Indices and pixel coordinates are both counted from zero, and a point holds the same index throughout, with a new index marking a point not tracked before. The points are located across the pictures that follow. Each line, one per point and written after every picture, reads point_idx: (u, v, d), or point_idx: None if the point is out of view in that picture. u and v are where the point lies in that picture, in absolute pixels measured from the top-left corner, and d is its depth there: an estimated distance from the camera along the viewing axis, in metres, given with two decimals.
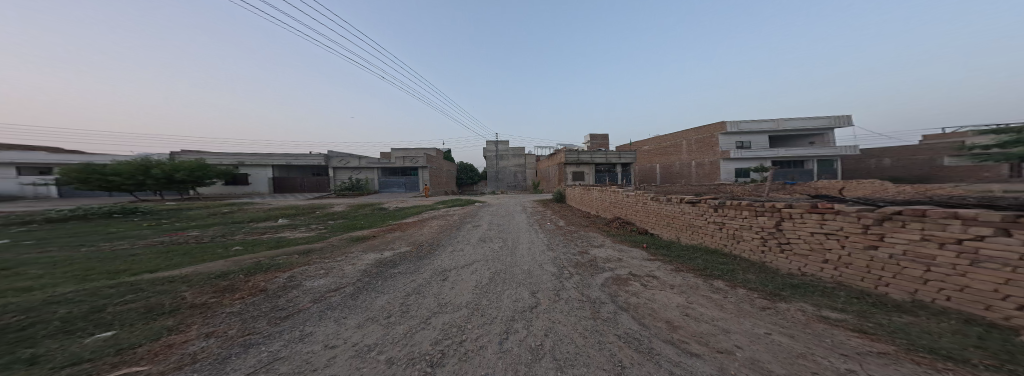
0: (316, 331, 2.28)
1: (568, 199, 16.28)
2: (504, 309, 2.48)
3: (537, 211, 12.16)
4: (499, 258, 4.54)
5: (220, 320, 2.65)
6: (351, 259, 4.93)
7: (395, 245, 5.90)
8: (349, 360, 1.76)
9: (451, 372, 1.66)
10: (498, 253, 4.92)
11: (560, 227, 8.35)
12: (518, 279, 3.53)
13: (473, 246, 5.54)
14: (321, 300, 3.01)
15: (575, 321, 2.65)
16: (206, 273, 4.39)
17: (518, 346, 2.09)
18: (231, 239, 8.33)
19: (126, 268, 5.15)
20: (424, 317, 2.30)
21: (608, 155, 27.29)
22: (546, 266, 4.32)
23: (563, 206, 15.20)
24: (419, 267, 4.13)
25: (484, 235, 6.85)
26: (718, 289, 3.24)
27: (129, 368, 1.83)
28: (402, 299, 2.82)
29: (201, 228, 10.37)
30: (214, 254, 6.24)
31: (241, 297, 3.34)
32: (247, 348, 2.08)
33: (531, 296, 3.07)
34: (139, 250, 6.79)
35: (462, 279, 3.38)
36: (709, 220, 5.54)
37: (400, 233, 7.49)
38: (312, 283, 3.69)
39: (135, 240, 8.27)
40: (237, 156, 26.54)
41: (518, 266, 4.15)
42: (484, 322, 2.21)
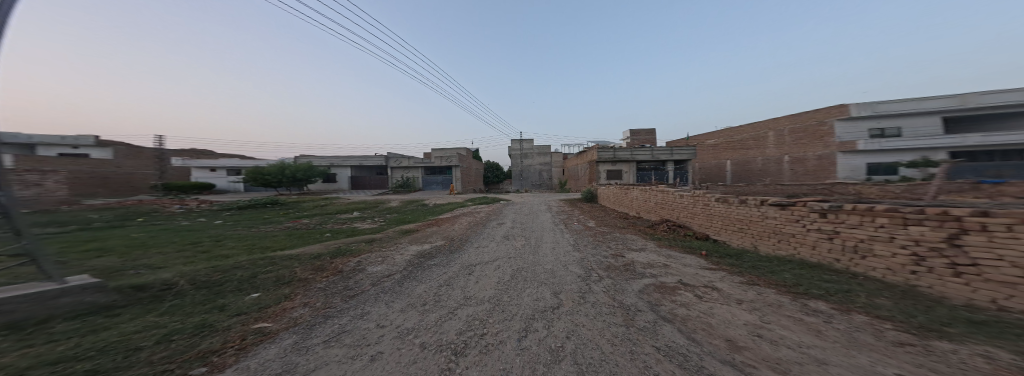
0: (367, 312, 2.53)
1: (601, 199, 15.66)
2: (524, 307, 2.49)
3: (566, 210, 11.86)
4: (526, 257, 4.56)
5: (314, 293, 3.12)
6: (399, 249, 5.44)
7: (432, 239, 6.33)
8: (390, 340, 1.93)
9: (472, 363, 1.74)
10: (526, 252, 4.91)
11: (590, 227, 8.06)
12: (543, 279, 3.51)
13: (498, 244, 5.59)
14: (370, 285, 3.35)
15: (606, 325, 2.57)
16: (308, 253, 5.24)
17: (537, 346, 2.10)
18: (328, 226, 9.85)
19: (276, 244, 6.61)
20: (450, 308, 2.42)
21: (655, 152, 25.65)
22: (573, 268, 4.23)
23: (595, 206, 14.71)
24: (451, 261, 4.36)
25: (508, 232, 7.02)
26: (815, 311, 2.69)
27: (261, 323, 2.36)
28: (436, 290, 3.00)
29: (313, 216, 12.55)
30: (315, 237, 7.53)
31: (326, 275, 3.88)
32: (325, 318, 2.43)
33: (555, 297, 3.05)
34: (279, 232, 8.66)
35: (486, 274, 3.50)
36: (810, 227, 4.57)
37: (442, 228, 7.90)
38: (373, 268, 4.12)
39: (277, 224, 10.51)
40: (330, 158, 30.32)
41: (546, 266, 4.07)
42: (508, 317, 2.28)
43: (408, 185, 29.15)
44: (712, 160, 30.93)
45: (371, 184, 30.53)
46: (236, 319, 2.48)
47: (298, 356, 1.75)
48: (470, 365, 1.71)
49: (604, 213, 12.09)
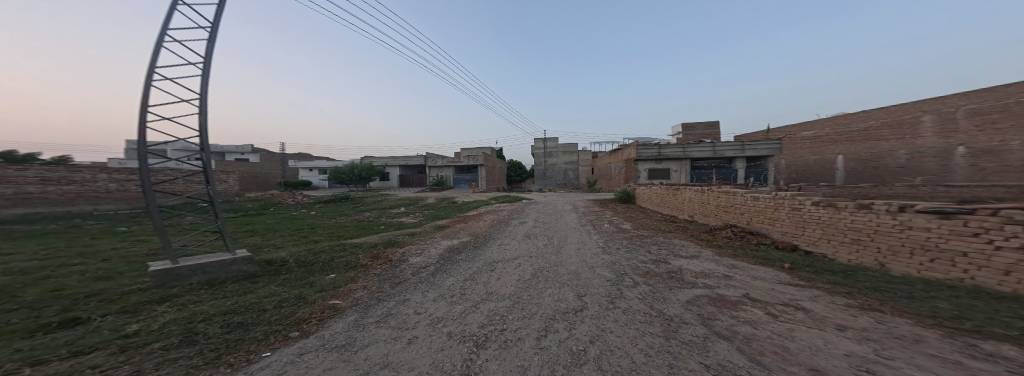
0: (406, 300, 2.73)
1: (642, 201, 14.52)
2: (545, 306, 2.48)
3: (597, 211, 11.28)
4: (551, 257, 4.49)
5: (369, 278, 3.51)
6: (432, 243, 5.82)
7: (460, 235, 6.66)
8: (425, 326, 2.06)
9: (491, 357, 1.78)
10: (552, 252, 4.81)
11: (626, 230, 7.61)
12: (569, 280, 3.46)
13: (510, 243, 5.58)
14: (407, 275, 3.61)
15: (639, 334, 2.42)
16: (367, 243, 5.87)
17: (558, 346, 2.09)
18: (384, 219, 11.04)
19: (344, 233, 7.66)
20: (474, 302, 2.52)
21: (716, 147, 23.54)
22: (602, 271, 4.06)
23: (637, 208, 13.78)
24: (474, 256, 4.52)
25: (531, 230, 7.15)
26: (993, 356, 1.71)
27: (331, 300, 2.74)
28: (463, 283, 3.14)
29: (372, 210, 14.20)
30: (374, 229, 8.49)
31: (380, 263, 4.32)
32: (377, 300, 2.71)
33: (580, 299, 2.99)
34: (349, 222, 10.05)
35: (507, 272, 3.56)
36: (1003, 244, 2.98)
37: (481, 225, 8.11)
38: (413, 259, 4.47)
39: (348, 215, 12.24)
40: (385, 159, 33.29)
41: (574, 268, 3.95)
42: (528, 314, 2.30)
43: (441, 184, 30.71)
44: (811, 155, 21.41)
45: (409, 182, 33.08)
46: (320, 294, 2.94)
47: (354, 333, 1.97)
48: (490, 358, 1.75)
49: (645, 214, 11.22)
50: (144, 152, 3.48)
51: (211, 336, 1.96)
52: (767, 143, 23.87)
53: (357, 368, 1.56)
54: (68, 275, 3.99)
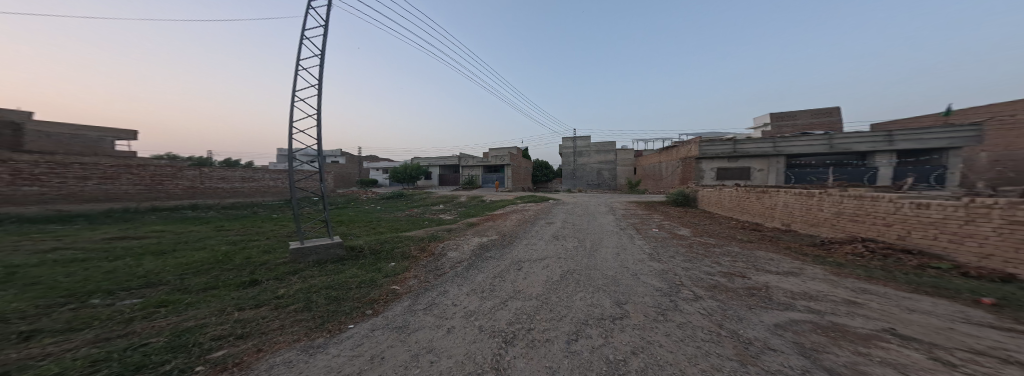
0: (444, 292, 2.90)
1: (708, 204, 12.60)
2: (577, 310, 2.39)
3: (643, 214, 10.24)
4: (588, 260, 4.26)
5: (420, 268, 3.87)
6: (463, 240, 6.07)
7: (489, 233, 6.85)
8: (461, 319, 2.17)
9: (519, 354, 1.80)
10: (588, 256, 4.56)
11: (682, 236, 6.76)
12: (611, 286, 3.24)
13: (535, 243, 5.52)
14: (444, 269, 3.85)
15: (699, 352, 2.10)
16: (416, 237, 6.48)
17: (590, 352, 1.99)
18: (434, 215, 12.07)
19: (400, 226, 8.63)
20: (503, 299, 2.57)
21: (849, 137, 17.92)
22: (652, 280, 3.69)
23: (701, 212, 12.05)
24: (503, 254, 4.60)
25: (560, 230, 7.03)
26: None
27: (392, 285, 3.12)
28: (492, 280, 3.24)
29: (422, 206, 15.66)
30: (425, 223, 9.30)
31: (424, 256, 4.69)
32: (424, 289, 2.97)
33: (619, 307, 2.78)
34: (404, 217, 11.29)
35: (534, 272, 3.53)
36: None
37: (521, 224, 8.01)
38: (450, 254, 4.75)
39: (405, 210, 13.81)
40: (429, 159, 36.36)
41: (613, 274, 3.70)
42: (561, 318, 2.25)
43: (471, 182, 31.80)
44: None
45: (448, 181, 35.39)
46: (386, 279, 3.37)
47: (407, 317, 2.19)
48: (517, 356, 1.77)
49: (707, 220, 9.66)
50: (292, 157, 4.62)
51: (314, 306, 2.43)
52: (943, 129, 16.42)
53: (404, 353, 1.75)
54: (253, 247, 5.55)
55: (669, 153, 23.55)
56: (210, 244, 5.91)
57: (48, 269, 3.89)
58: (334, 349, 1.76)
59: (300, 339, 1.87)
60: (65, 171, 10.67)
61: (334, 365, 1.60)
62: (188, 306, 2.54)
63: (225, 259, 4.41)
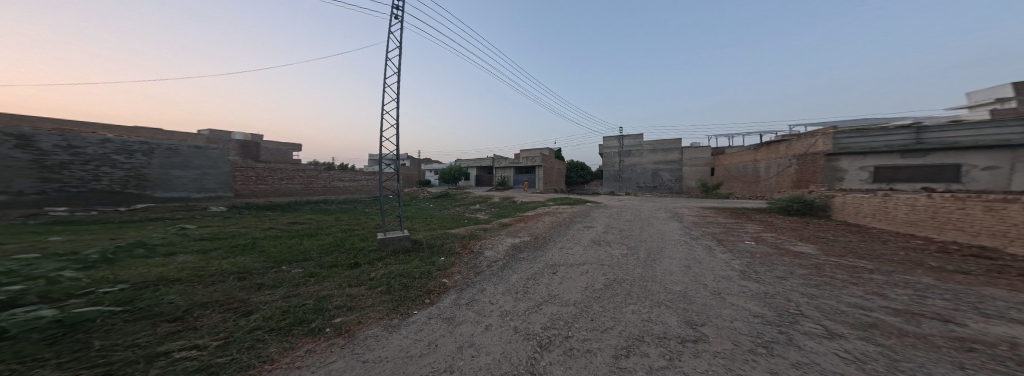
0: (481, 291, 2.99)
1: (844, 212, 9.03)
2: (627, 324, 2.14)
3: (724, 223, 8.22)
4: (647, 271, 3.62)
5: (463, 266, 4.06)
6: (497, 239, 5.99)
7: (521, 234, 6.68)
8: (497, 317, 2.26)
9: (556, 360, 1.74)
10: (645, 267, 3.84)
11: (803, 254, 4.98)
12: (680, 300, 2.61)
13: (567, 247, 5.13)
14: (480, 267, 3.95)
15: None
16: (459, 234, 6.83)
17: (642, 370, 1.71)
18: (472, 214, 12.65)
19: (443, 223, 9.39)
20: (537, 303, 2.51)
21: None
22: (750, 307, 2.66)
23: (833, 222, 8.75)
24: (536, 257, 4.45)
25: (601, 234, 6.40)
26: None
27: (440, 279, 3.40)
28: (527, 281, 3.19)
29: (463, 205, 16.79)
30: (461, 222, 9.88)
31: (463, 253, 4.85)
32: (465, 286, 3.16)
33: (692, 329, 2.17)
34: (446, 215, 12.25)
35: (572, 277, 3.28)
36: None
37: (562, 227, 7.47)
38: (487, 253, 4.79)
39: (452, 209, 15.02)
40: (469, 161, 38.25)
41: (684, 287, 3.03)
42: (606, 330, 2.06)
43: (503, 183, 32.13)
44: None
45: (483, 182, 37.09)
46: (435, 272, 3.67)
47: (454, 310, 2.42)
48: (554, 362, 1.72)
49: (842, 234, 6.93)
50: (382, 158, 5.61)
51: (392, 290, 2.95)
52: None
53: (450, 343, 1.95)
54: (352, 235, 6.96)
55: (773, 151, 18.13)
56: (327, 231, 7.71)
57: (271, 241, 5.97)
58: (403, 332, 2.10)
59: (380, 317, 2.31)
60: (276, 174, 15.64)
61: (399, 346, 1.95)
62: (321, 278, 3.42)
63: (340, 244, 5.70)
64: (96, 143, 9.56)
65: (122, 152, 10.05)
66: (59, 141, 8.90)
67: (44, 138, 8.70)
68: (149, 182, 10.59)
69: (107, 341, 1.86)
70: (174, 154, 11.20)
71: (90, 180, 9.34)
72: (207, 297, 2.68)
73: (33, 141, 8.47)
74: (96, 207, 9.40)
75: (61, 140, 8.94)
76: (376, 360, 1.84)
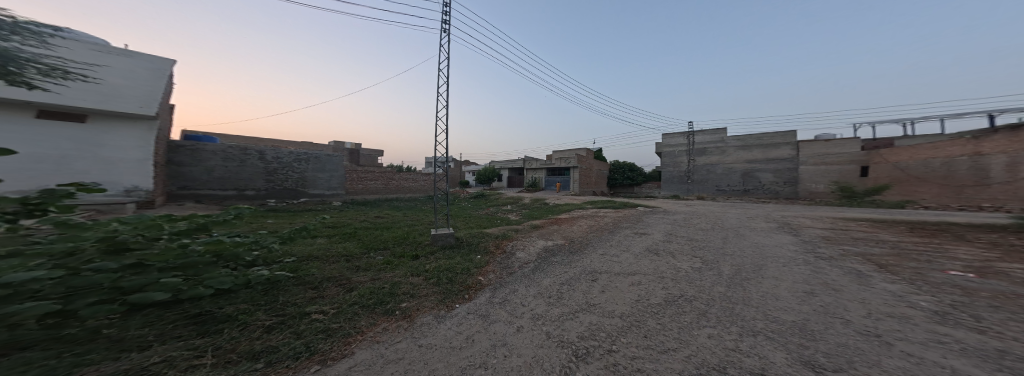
0: (512, 292, 2.93)
1: None
2: (699, 347, 1.66)
3: (893, 243, 5.22)
4: (740, 293, 2.63)
5: (499, 265, 3.98)
6: (528, 241, 5.57)
7: (554, 236, 6.09)
8: (528, 319, 2.20)
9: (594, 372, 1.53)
10: (735, 288, 2.78)
11: None
12: (795, 334, 1.80)
13: (611, 255, 4.37)
14: (512, 268, 3.83)
15: None
16: (492, 232, 6.70)
17: None
18: (503, 215, 12.37)
19: (476, 222, 9.56)
20: (574, 310, 2.29)
21: None
22: (970, 366, 1.45)
23: None
24: (573, 262, 4.00)
25: (651, 242, 5.38)
26: None
27: (478, 276, 3.49)
28: (559, 286, 2.93)
29: (500, 205, 16.88)
30: (491, 221, 9.82)
31: (497, 252, 4.74)
32: (501, 285, 3.15)
33: (814, 372, 1.38)
34: (482, 215, 12.32)
35: (617, 287, 2.80)
36: None
37: (609, 233, 6.42)
38: (519, 254, 4.55)
39: (491, 209, 15.16)
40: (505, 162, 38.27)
41: (804, 318, 2.06)
42: (665, 351, 1.65)
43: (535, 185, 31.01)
44: None
45: (514, 183, 36.72)
46: (473, 269, 3.77)
47: (489, 307, 2.50)
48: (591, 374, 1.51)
49: None
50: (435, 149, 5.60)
51: (440, 282, 3.27)
52: None
53: (485, 341, 2.01)
54: (410, 227, 7.80)
55: None
56: (399, 224, 8.47)
57: (368, 231, 7.08)
58: (448, 323, 2.31)
59: (432, 308, 2.63)
60: (366, 175, 17.42)
61: (445, 336, 2.15)
62: (392, 265, 4.09)
63: (408, 234, 6.39)
64: (288, 155, 13.60)
65: (298, 161, 13.92)
66: (273, 154, 13.03)
67: (269, 152, 12.96)
68: (307, 181, 14.22)
69: (284, 298, 2.96)
70: (317, 160, 14.53)
71: (285, 179, 13.37)
72: (330, 273, 3.71)
73: (264, 154, 12.76)
74: (287, 199, 13.46)
75: (278, 154, 13.19)
76: (428, 346, 2.08)
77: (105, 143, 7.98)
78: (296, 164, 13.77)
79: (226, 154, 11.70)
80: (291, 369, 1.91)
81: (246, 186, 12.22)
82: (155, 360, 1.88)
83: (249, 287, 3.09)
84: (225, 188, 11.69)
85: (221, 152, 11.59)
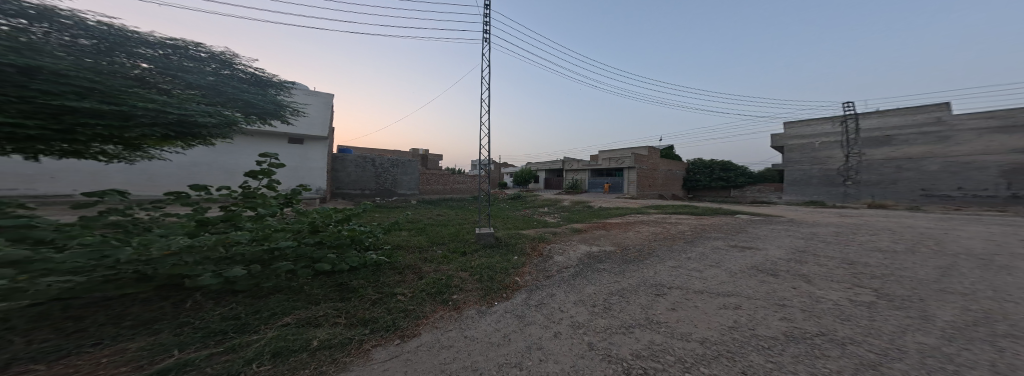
0: (551, 295, 2.91)
1: None
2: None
3: None
4: (993, 356, 1.47)
5: (538, 268, 3.99)
6: (573, 245, 5.51)
7: (602, 242, 5.88)
8: (568, 326, 2.14)
9: None
10: (972, 346, 1.59)
11: None
12: None
13: (684, 271, 3.79)
14: (550, 271, 3.87)
15: None
16: (550, 231, 7.02)
17: None
18: (538, 217, 11.94)
19: (509, 221, 9.57)
20: (627, 324, 2.07)
21: None
22: None
23: None
24: (627, 270, 3.81)
25: (744, 263, 4.26)
26: None
27: (518, 275, 3.67)
28: (607, 296, 2.77)
29: (543, 207, 16.45)
30: (527, 222, 9.54)
31: (533, 254, 4.75)
32: (534, 288, 3.18)
33: None
34: (518, 215, 12.04)
35: (696, 308, 2.40)
36: None
37: (662, 244, 5.75)
38: (557, 258, 4.53)
39: (534, 210, 15.08)
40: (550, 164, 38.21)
41: None
42: None
43: (575, 185, 30.54)
44: None
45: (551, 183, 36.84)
46: (511, 268, 3.95)
47: (526, 309, 2.54)
48: None
49: None
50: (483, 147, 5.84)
51: (482, 279, 3.44)
52: None
53: (521, 342, 1.99)
54: (458, 223, 8.61)
55: None
56: (453, 221, 9.29)
57: (423, 226, 7.93)
58: (488, 319, 2.43)
59: (476, 303, 2.81)
60: (438, 179, 20.24)
61: (486, 331, 2.21)
62: (453, 257, 4.57)
63: (459, 232, 6.76)
64: (386, 160, 17.19)
65: (393, 165, 17.42)
66: (382, 161, 17.06)
67: (379, 160, 17.04)
68: (398, 182, 17.64)
69: (384, 278, 3.75)
70: (403, 165, 17.74)
71: (386, 181, 17.21)
72: (413, 263, 4.40)
73: (374, 161, 16.88)
74: (385, 197, 17.13)
75: (383, 162, 17.10)
76: (471, 338, 2.15)
77: (306, 158, 13.55)
78: (390, 169, 17.27)
79: (358, 162, 16.56)
80: (383, 338, 2.30)
81: (365, 187, 16.67)
82: (320, 314, 2.77)
83: (365, 267, 4.12)
84: (355, 189, 16.53)
85: (353, 161, 16.47)
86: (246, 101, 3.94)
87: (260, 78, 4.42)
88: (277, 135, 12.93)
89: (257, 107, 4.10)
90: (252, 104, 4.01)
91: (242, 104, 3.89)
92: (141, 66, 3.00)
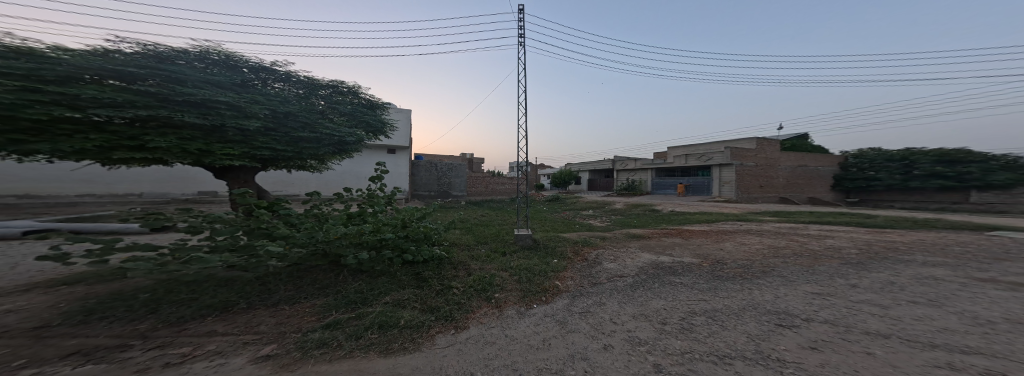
0: (600, 304, 2.49)
1: None
2: None
3: None
4: None
5: (585, 273, 3.45)
6: (635, 253, 4.49)
7: (675, 252, 4.56)
8: (623, 341, 1.69)
9: None
10: None
11: None
12: None
13: (844, 307, 2.35)
14: (598, 278, 3.27)
15: None
16: (598, 235, 6.03)
17: None
18: (580, 219, 10.47)
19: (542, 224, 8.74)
20: (718, 353, 1.46)
21: None
22: None
23: None
24: (720, 289, 2.78)
25: (1013, 312, 2.25)
26: None
27: (562, 278, 3.30)
28: (685, 315, 2.13)
29: (591, 208, 14.62)
30: (566, 225, 8.50)
31: (575, 258, 4.15)
32: (576, 295, 2.76)
33: None
34: (551, 217, 11.03)
35: (853, 352, 1.48)
36: None
37: (783, 263, 3.90)
38: (607, 264, 3.80)
39: (578, 212, 13.51)
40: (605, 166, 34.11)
41: None
42: None
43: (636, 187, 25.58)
44: None
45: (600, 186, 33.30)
46: (555, 270, 3.54)
47: (570, 316, 2.19)
48: None
49: None
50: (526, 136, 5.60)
51: (522, 280, 3.20)
52: None
53: (562, 349, 1.64)
54: (506, 224, 8.64)
55: None
56: (496, 221, 9.40)
57: (463, 225, 8.30)
58: (526, 321, 2.17)
59: (516, 303, 2.63)
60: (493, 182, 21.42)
61: (524, 333, 1.95)
62: (499, 255, 4.52)
63: (501, 233, 6.68)
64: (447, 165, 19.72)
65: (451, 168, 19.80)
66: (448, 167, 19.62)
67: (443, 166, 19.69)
68: (454, 182, 19.78)
69: (443, 272, 3.96)
70: (458, 170, 19.90)
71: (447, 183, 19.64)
72: (473, 258, 4.53)
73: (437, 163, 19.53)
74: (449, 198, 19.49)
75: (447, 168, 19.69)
76: (510, 337, 1.92)
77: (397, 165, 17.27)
78: (447, 172, 19.64)
79: (427, 166, 19.45)
80: (442, 329, 2.27)
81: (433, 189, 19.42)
82: (408, 299, 3.04)
83: (431, 261, 4.48)
84: (427, 190, 19.40)
85: (426, 164, 19.49)
86: (366, 120, 5.45)
87: (375, 102, 6.05)
88: (378, 147, 16.92)
89: (372, 124, 5.62)
90: (368, 122, 5.50)
91: (364, 121, 5.41)
92: (321, 103, 4.74)
